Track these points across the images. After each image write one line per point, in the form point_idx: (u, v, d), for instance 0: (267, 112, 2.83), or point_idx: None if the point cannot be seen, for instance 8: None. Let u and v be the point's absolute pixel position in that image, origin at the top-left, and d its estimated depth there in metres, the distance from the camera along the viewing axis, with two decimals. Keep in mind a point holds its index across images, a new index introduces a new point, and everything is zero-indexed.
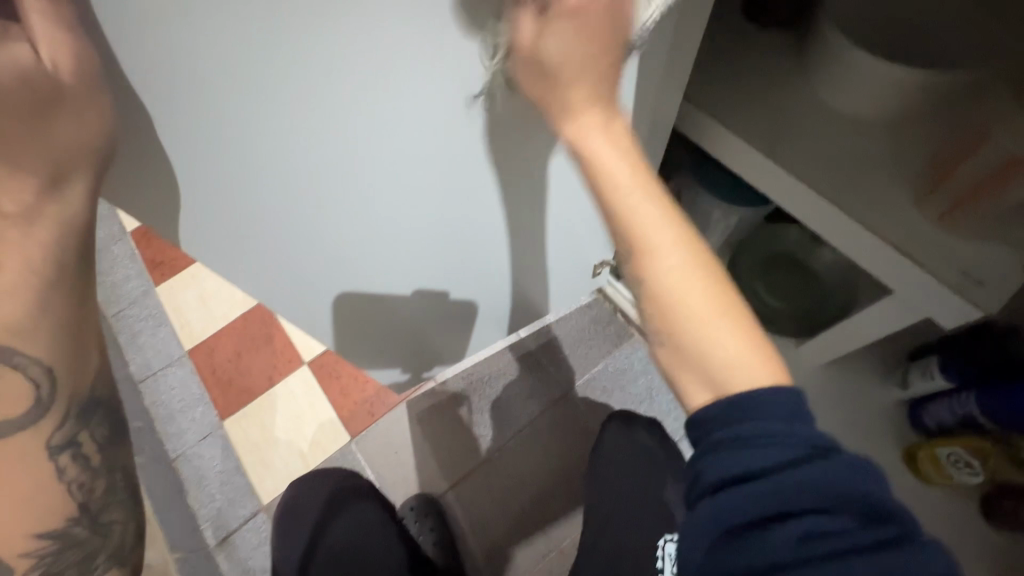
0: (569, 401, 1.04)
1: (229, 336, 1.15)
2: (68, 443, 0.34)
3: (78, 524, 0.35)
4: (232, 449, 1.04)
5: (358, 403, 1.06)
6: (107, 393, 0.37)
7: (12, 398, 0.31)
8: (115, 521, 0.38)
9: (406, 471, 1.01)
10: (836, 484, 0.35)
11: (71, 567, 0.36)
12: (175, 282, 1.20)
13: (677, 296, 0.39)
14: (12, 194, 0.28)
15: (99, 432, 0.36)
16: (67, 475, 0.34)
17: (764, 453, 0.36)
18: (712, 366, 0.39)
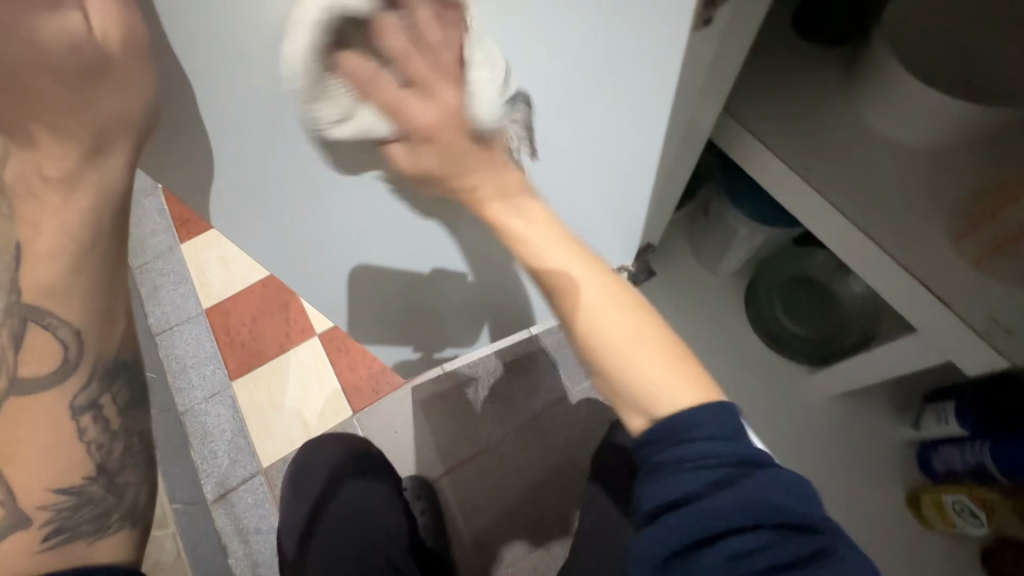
0: (572, 402, 1.04)
1: (246, 299, 1.17)
2: (90, 405, 0.37)
3: (95, 483, 0.38)
4: (238, 410, 1.07)
5: (364, 379, 1.07)
6: (129, 358, 0.40)
7: (45, 353, 0.35)
8: (128, 483, 0.40)
9: (404, 452, 1.02)
10: (762, 500, 0.36)
11: (87, 522, 0.38)
12: (199, 241, 1.22)
13: (595, 324, 0.41)
14: (54, 160, 0.30)
15: (117, 398, 0.39)
16: (87, 436, 0.37)
17: (688, 481, 0.37)
18: (641, 395, 0.40)
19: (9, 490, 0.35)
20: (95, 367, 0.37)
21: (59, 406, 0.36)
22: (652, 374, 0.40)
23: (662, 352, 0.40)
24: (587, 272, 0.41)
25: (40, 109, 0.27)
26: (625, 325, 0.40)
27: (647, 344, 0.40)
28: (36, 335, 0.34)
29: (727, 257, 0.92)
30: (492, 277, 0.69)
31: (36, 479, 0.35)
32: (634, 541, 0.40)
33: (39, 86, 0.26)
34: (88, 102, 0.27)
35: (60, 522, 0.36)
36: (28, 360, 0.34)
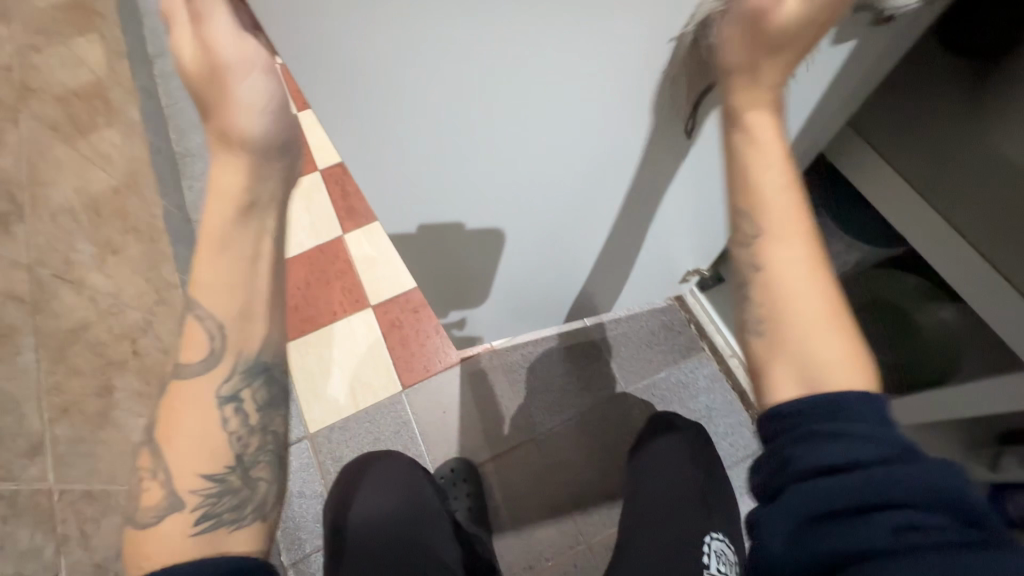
0: (624, 401, 1.02)
1: (302, 263, 1.17)
2: (232, 396, 0.42)
3: (233, 472, 0.41)
4: (288, 372, 1.07)
5: (415, 355, 1.07)
6: (267, 359, 0.45)
7: (195, 342, 0.41)
8: (261, 477, 0.43)
9: (450, 433, 1.01)
10: (925, 481, 0.32)
11: (227, 512, 0.40)
12: None
13: (792, 290, 0.40)
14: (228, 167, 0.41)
15: (258, 394, 0.44)
16: (230, 425, 0.42)
17: (836, 444, 0.34)
18: (811, 368, 0.38)
19: (166, 474, 0.39)
20: (240, 357, 0.43)
21: (209, 391, 0.41)
22: (824, 344, 0.38)
23: (838, 323, 0.39)
24: (798, 235, 0.39)
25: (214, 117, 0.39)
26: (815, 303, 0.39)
27: (823, 320, 0.39)
28: (193, 327, 0.41)
29: None
30: (580, 267, 0.68)
31: (188, 464, 0.39)
32: (766, 508, 0.36)
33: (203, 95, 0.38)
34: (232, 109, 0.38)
35: (206, 509, 0.39)
36: (188, 347, 0.41)
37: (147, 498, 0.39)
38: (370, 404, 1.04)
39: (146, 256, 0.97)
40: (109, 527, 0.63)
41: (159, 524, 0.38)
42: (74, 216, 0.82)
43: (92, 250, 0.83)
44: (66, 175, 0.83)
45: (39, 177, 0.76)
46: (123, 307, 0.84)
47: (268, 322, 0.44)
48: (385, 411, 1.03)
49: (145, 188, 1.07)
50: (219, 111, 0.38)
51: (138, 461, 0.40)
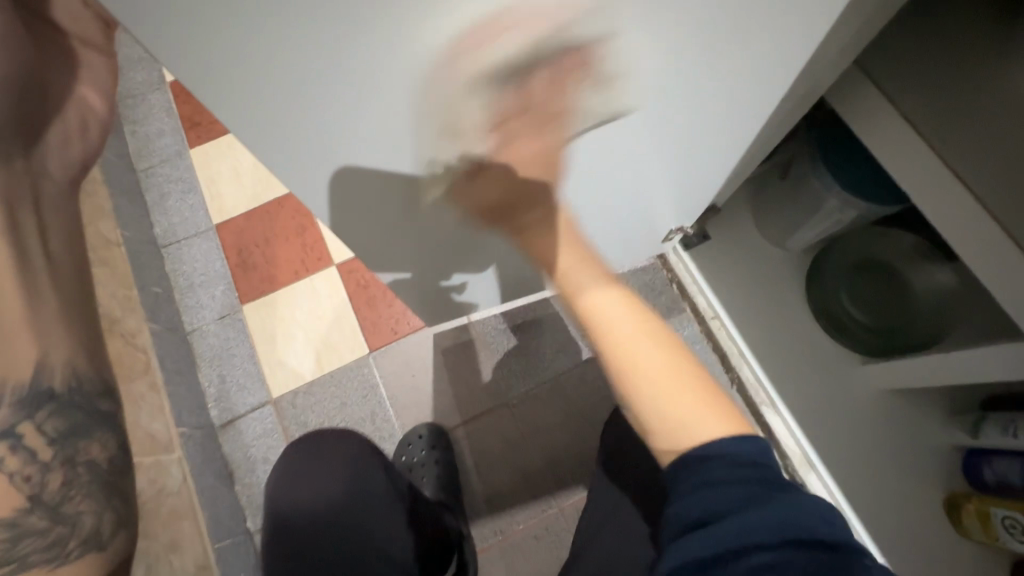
0: (601, 364, 0.98)
1: (260, 219, 1.08)
2: (4, 432, 0.41)
3: (34, 513, 0.41)
4: (248, 334, 1.01)
5: (382, 317, 1.01)
6: (55, 389, 0.45)
7: None
8: (80, 511, 0.45)
9: (421, 396, 0.97)
10: (781, 519, 0.33)
11: (35, 552, 0.41)
12: (211, 147, 1.13)
13: (634, 354, 0.39)
14: None
15: (52, 424, 0.44)
16: (6, 465, 0.40)
17: (715, 490, 0.34)
18: (676, 432, 0.38)
19: None
20: (4, 392, 0.41)
21: None
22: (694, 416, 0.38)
23: (695, 395, 0.38)
24: (644, 334, 0.39)
25: None
26: (658, 363, 0.39)
27: (682, 390, 0.38)
28: None
29: (799, 231, 0.84)
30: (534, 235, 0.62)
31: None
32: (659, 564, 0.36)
33: None
34: None
35: (5, 552, 0.40)
36: None
37: None
38: (336, 368, 0.99)
39: None
40: None
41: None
42: None
43: None
44: None
45: None
46: None
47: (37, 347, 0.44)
48: (352, 377, 0.98)
49: None
50: None
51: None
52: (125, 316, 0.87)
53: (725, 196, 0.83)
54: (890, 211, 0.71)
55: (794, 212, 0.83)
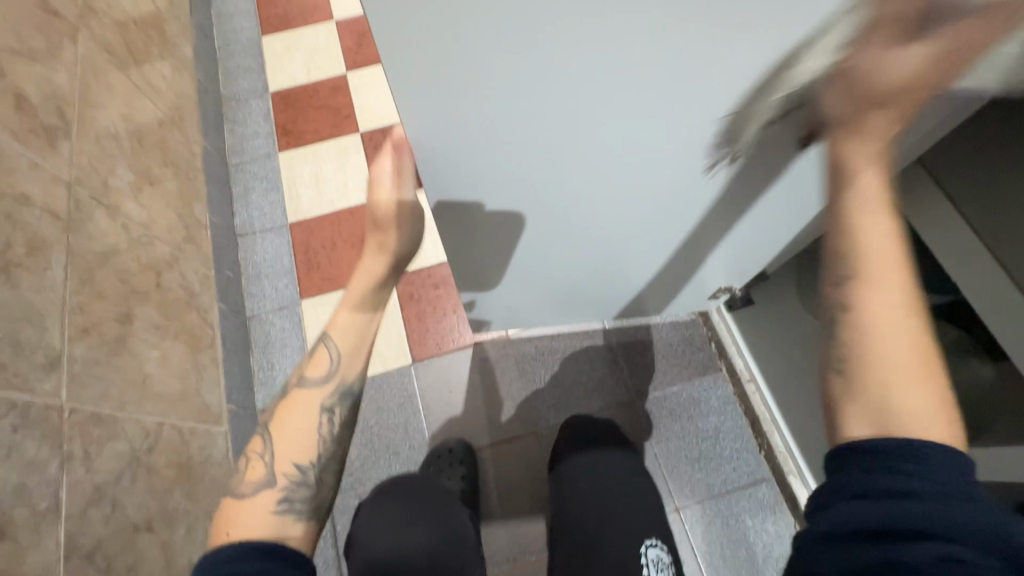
0: (631, 409, 1.00)
1: (331, 223, 1.16)
2: (328, 408, 0.60)
3: (312, 468, 0.57)
4: (301, 327, 1.07)
5: (429, 331, 1.06)
6: (359, 387, 0.63)
7: (320, 361, 0.62)
8: (326, 479, 0.59)
9: (454, 412, 1.01)
10: (979, 524, 0.31)
11: (300, 500, 0.55)
12: (298, 153, 1.23)
13: (886, 330, 0.39)
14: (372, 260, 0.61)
15: (342, 412, 0.61)
16: (320, 428, 0.59)
17: (918, 469, 0.34)
18: (890, 410, 0.37)
19: (270, 457, 0.57)
20: (340, 381, 0.61)
21: (315, 400, 0.60)
22: (919, 394, 0.37)
23: (926, 389, 0.37)
24: (898, 286, 0.40)
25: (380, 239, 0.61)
26: (904, 346, 0.39)
27: (919, 376, 0.38)
28: (320, 353, 0.62)
29: None
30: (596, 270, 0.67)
31: (287, 454, 0.57)
32: (812, 528, 0.37)
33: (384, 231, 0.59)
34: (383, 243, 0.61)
35: (286, 493, 0.55)
36: (313, 366, 0.61)
37: (253, 472, 0.56)
38: (378, 372, 1.04)
39: (181, 193, 0.96)
40: (114, 453, 0.61)
41: (255, 494, 0.54)
42: (116, 141, 0.81)
43: (131, 177, 0.82)
44: (115, 100, 0.84)
45: (89, 98, 0.77)
46: (153, 238, 0.83)
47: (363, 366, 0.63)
48: (392, 382, 1.03)
49: (188, 126, 1.08)
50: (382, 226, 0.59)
51: (255, 445, 0.59)
52: (203, 292, 0.93)
53: (775, 265, 0.87)
54: (936, 299, 0.74)
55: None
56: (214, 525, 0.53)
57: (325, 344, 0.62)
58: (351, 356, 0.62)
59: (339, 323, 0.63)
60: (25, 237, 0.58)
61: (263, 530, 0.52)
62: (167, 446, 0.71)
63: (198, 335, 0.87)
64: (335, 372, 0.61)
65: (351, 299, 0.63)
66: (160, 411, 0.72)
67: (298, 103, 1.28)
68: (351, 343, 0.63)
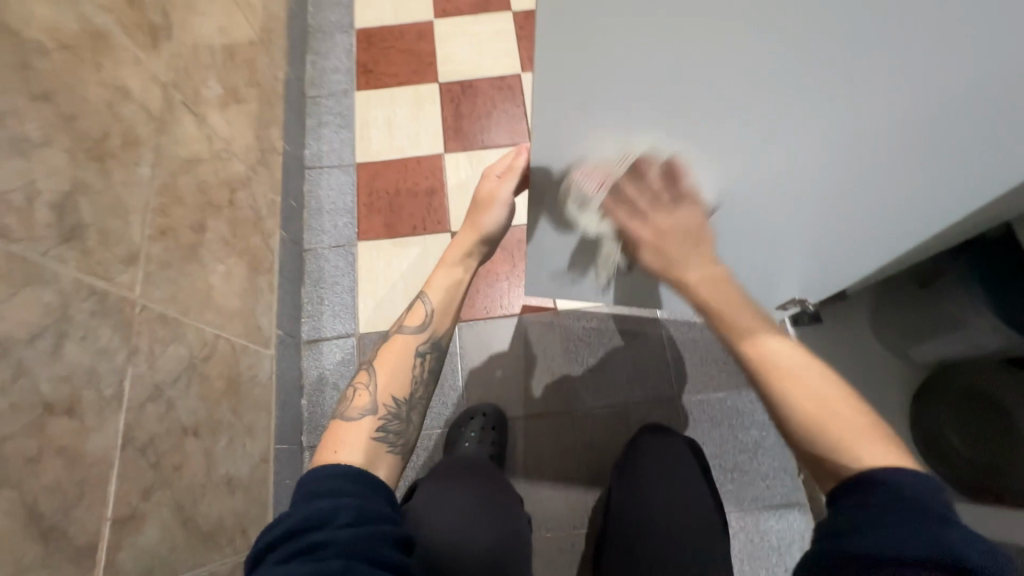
0: (671, 407, 0.97)
1: (397, 170, 1.15)
2: (424, 352, 0.56)
3: (403, 405, 0.52)
4: (354, 268, 1.07)
5: (478, 293, 1.05)
6: (447, 343, 0.59)
7: (416, 314, 0.58)
8: (414, 418, 0.53)
9: (491, 379, 1.00)
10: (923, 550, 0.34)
11: (393, 431, 0.51)
12: (374, 94, 1.22)
13: (799, 377, 0.45)
14: (467, 233, 0.61)
15: (430, 361, 0.57)
16: (416, 371, 0.55)
17: (863, 513, 0.38)
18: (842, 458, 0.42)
19: (372, 386, 0.52)
20: (435, 332, 0.57)
21: (411, 345, 0.56)
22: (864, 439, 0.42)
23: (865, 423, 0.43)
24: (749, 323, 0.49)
25: (476, 212, 0.60)
26: (821, 388, 0.44)
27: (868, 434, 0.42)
28: (417, 305, 0.59)
29: (926, 340, 0.80)
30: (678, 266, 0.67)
31: (388, 386, 0.52)
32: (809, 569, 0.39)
33: (478, 210, 0.60)
34: (473, 220, 0.61)
35: (384, 423, 0.50)
36: (411, 315, 0.58)
37: (357, 399, 0.51)
38: None
39: (261, 115, 0.96)
40: (174, 355, 0.63)
41: (359, 420, 0.50)
42: (210, 51, 0.80)
43: (220, 91, 0.81)
44: (215, 12, 0.84)
45: (192, 4, 0.77)
46: (231, 155, 0.83)
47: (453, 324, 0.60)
48: None
49: (274, 49, 1.07)
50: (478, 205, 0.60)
51: (358, 376, 0.53)
52: (269, 217, 0.94)
53: (859, 286, 0.81)
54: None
55: (931, 320, 0.79)
56: (318, 446, 0.49)
57: (422, 302, 0.59)
58: (446, 314, 0.59)
59: (436, 282, 0.60)
60: (121, 130, 0.58)
61: (362, 458, 0.47)
62: (220, 359, 0.72)
63: (259, 256, 0.88)
64: (431, 323, 0.57)
65: (446, 263, 0.62)
66: (218, 323, 0.73)
67: (381, 44, 1.26)
68: (447, 302, 0.59)
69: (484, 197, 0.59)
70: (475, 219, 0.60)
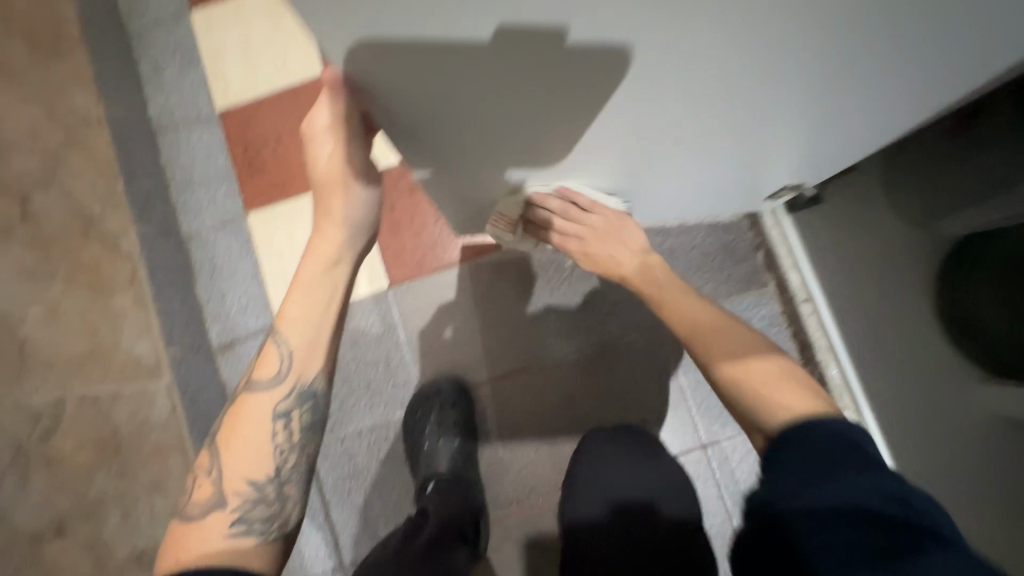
0: (656, 335, 0.83)
1: (272, 109, 0.89)
2: (284, 413, 0.47)
3: (269, 483, 0.46)
4: (252, 248, 0.87)
5: (407, 248, 0.86)
6: (323, 389, 0.49)
7: (267, 361, 0.47)
8: (289, 494, 0.47)
9: (444, 345, 0.85)
10: (851, 496, 0.35)
11: (258, 521, 0.45)
12: (215, 10, 0.92)
13: (755, 385, 0.48)
14: (322, 234, 0.47)
15: (301, 418, 0.48)
16: (276, 439, 0.46)
17: (790, 473, 0.38)
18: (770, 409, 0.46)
19: (218, 473, 0.45)
20: (297, 383, 0.47)
21: (264, 406, 0.46)
22: (783, 391, 0.47)
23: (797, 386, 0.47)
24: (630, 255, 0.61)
25: (321, 201, 0.46)
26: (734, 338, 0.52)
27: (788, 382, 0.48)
28: (268, 347, 0.48)
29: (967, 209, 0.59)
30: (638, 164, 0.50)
31: (237, 470, 0.45)
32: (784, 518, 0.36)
33: (323, 198, 0.46)
34: (326, 212, 0.46)
35: (241, 514, 0.44)
36: (261, 365, 0.47)
37: (199, 493, 0.45)
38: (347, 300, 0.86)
39: (49, 77, 0.70)
40: None
41: (205, 520, 0.44)
42: None
43: None
44: None
45: None
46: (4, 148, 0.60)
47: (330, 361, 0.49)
48: (368, 312, 0.86)
49: None
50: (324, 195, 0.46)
51: (201, 458, 0.46)
52: (106, 215, 0.72)
53: None
54: None
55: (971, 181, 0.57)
56: (162, 555, 0.43)
57: (273, 342, 0.48)
58: (305, 351, 0.48)
59: (288, 313, 0.48)
60: None
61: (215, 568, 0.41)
62: (76, 426, 0.57)
63: (105, 272, 0.69)
64: (289, 372, 0.47)
65: (303, 281, 0.49)
66: (57, 383, 0.56)
67: None
68: (307, 336, 0.48)
69: (330, 182, 0.44)
70: (326, 211, 0.46)
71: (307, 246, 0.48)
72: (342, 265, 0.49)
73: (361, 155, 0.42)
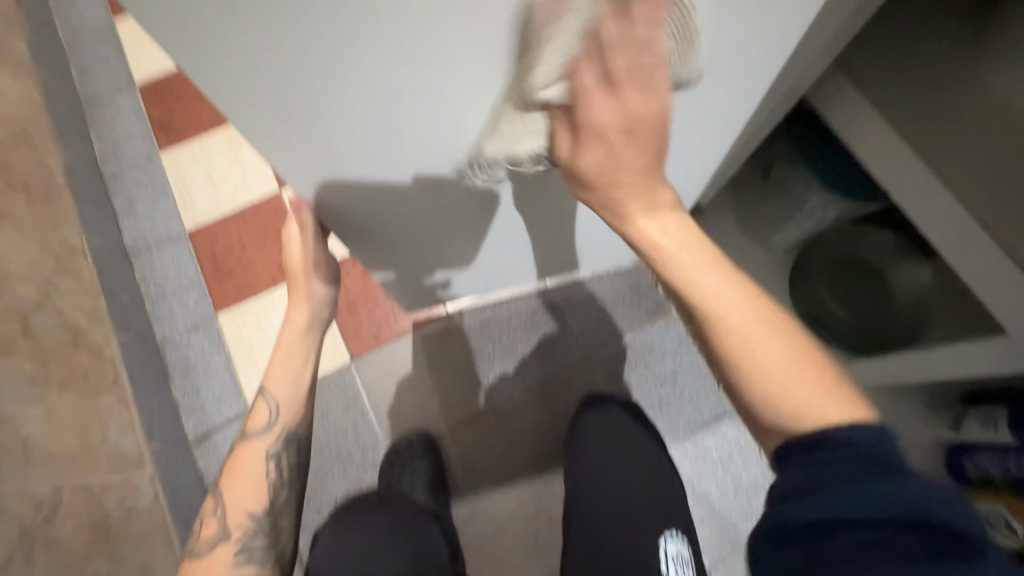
0: (588, 367, 0.97)
1: (236, 223, 1.04)
2: (275, 455, 0.57)
3: (265, 516, 0.54)
4: (224, 344, 0.97)
5: (364, 324, 0.98)
6: (302, 433, 0.60)
7: (259, 414, 0.58)
8: (284, 526, 0.56)
9: (404, 405, 0.95)
10: (906, 498, 0.30)
11: (258, 548, 0.53)
12: (183, 150, 1.09)
13: (747, 338, 0.37)
14: (297, 313, 0.62)
15: (287, 457, 0.58)
16: (269, 476, 0.56)
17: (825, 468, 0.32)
18: (792, 410, 0.35)
19: (222, 511, 0.53)
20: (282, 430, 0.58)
21: (258, 449, 0.56)
22: (818, 406, 0.35)
23: (819, 385, 0.35)
24: (722, 279, 0.38)
25: (295, 283, 0.60)
26: (749, 320, 0.37)
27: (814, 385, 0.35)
28: (259, 404, 0.59)
29: (790, 224, 0.82)
30: (521, 232, 0.65)
31: (239, 505, 0.53)
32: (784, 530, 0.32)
33: (297, 282, 0.60)
34: (300, 292, 0.61)
35: (243, 544, 0.52)
36: (253, 418, 0.58)
37: (205, 530, 0.53)
38: None
39: (42, 218, 0.83)
40: None
41: (212, 553, 0.52)
42: None
43: None
44: None
45: None
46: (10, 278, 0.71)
47: (303, 411, 0.60)
48: (333, 387, 0.95)
49: (37, 137, 0.92)
50: (298, 280, 0.60)
51: (206, 503, 0.54)
52: (93, 327, 0.82)
53: (709, 197, 0.83)
54: (868, 208, 0.71)
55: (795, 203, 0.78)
56: None
57: (262, 399, 0.59)
58: (287, 402, 0.59)
59: (273, 373, 0.60)
60: None
61: None
62: None
63: (93, 376, 0.77)
64: (275, 421, 0.58)
65: (283, 348, 0.61)
66: None
67: (171, 94, 1.13)
68: (290, 391, 0.60)
69: (298, 273, 0.59)
70: (300, 290, 0.60)
71: (285, 317, 0.61)
72: (312, 331, 0.63)
73: (321, 250, 0.57)
